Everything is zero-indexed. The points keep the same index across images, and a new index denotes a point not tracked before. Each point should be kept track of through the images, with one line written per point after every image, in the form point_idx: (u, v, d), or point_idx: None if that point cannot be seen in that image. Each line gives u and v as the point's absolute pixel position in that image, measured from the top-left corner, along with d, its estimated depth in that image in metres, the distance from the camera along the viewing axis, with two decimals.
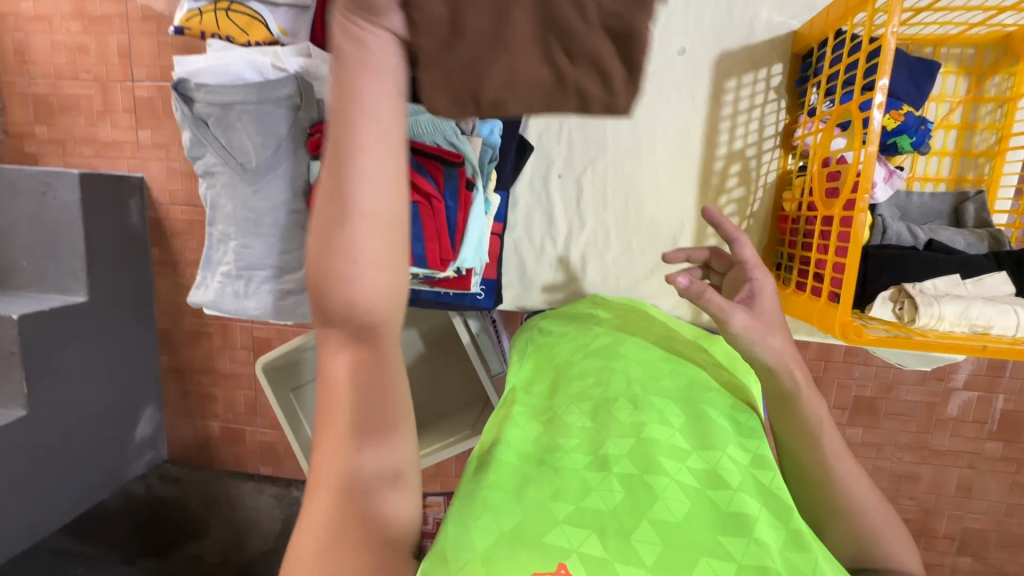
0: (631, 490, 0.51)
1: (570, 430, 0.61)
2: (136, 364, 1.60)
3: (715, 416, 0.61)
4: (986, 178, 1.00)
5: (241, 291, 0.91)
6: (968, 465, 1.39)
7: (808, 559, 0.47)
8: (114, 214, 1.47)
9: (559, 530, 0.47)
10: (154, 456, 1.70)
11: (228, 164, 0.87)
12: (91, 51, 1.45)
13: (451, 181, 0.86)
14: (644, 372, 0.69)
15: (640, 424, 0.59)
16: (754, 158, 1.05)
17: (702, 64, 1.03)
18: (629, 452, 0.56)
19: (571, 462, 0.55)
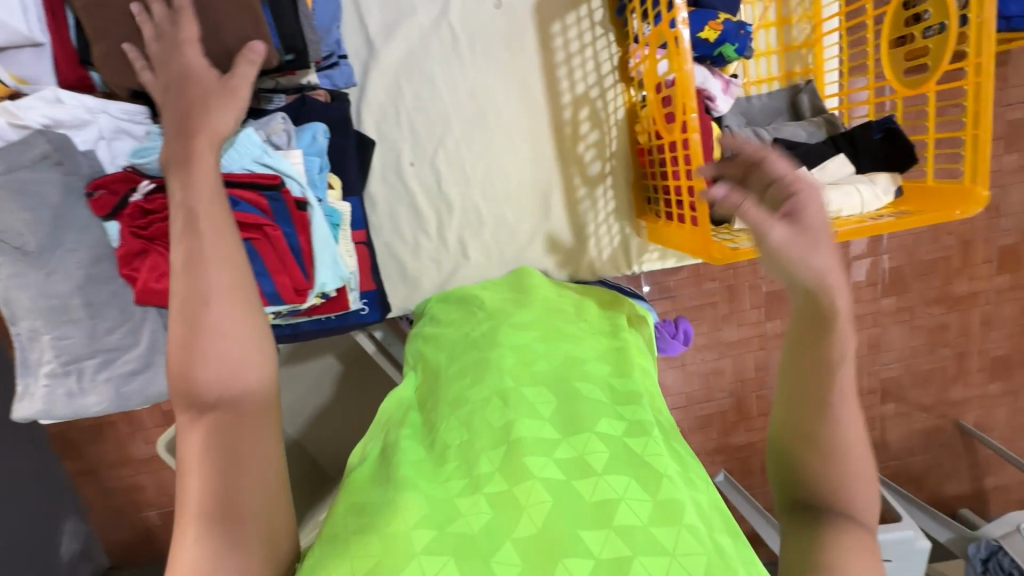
0: (498, 506, 0.49)
1: (448, 452, 0.58)
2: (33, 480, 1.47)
3: (586, 396, 0.61)
4: (812, 68, 1.03)
5: (75, 389, 0.78)
6: (873, 324, 1.47)
7: (672, 531, 0.46)
8: None
9: (416, 562, 0.43)
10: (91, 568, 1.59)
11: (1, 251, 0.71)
12: None
13: (277, 203, 0.77)
14: (518, 361, 0.68)
15: (512, 422, 0.57)
16: (599, 98, 1.03)
17: (521, 13, 0.98)
18: (500, 466, 0.53)
19: (446, 491, 0.52)
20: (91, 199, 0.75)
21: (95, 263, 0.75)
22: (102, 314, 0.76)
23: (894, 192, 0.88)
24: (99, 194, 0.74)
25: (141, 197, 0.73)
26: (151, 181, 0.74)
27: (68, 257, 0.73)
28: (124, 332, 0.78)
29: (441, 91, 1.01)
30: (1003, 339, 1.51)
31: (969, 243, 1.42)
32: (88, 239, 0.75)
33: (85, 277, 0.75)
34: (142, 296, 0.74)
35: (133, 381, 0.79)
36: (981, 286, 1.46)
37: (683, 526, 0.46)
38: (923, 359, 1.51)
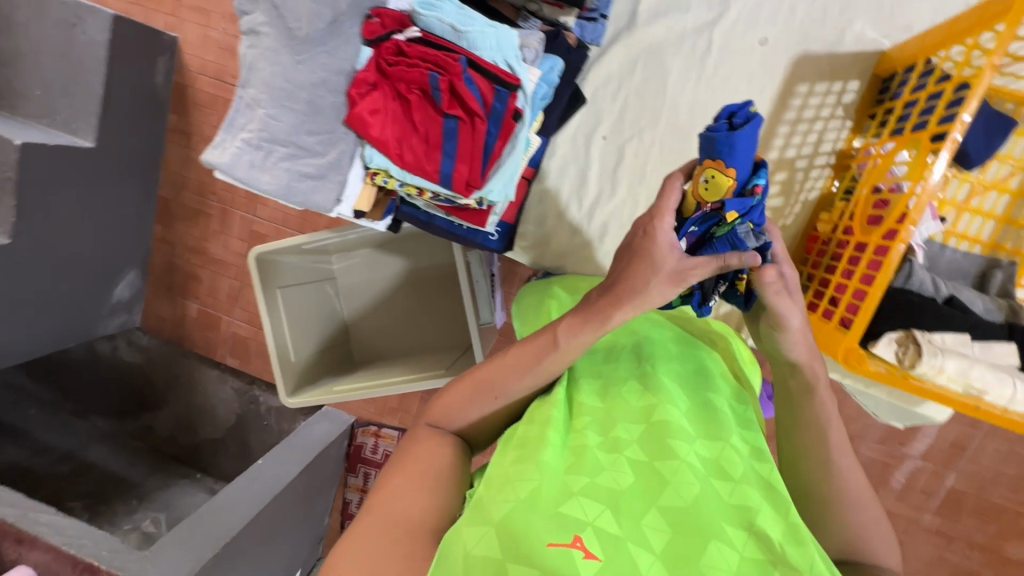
0: (642, 475, 0.56)
1: (582, 412, 0.64)
2: (132, 225, 1.75)
3: (720, 405, 0.67)
4: (1023, 252, 0.97)
5: (257, 162, 0.87)
6: (902, 529, 1.43)
7: (806, 552, 0.52)
8: (144, 68, 1.57)
9: (574, 502, 0.51)
10: (127, 319, 1.86)
11: (276, 26, 0.81)
12: None
13: (500, 104, 0.82)
14: (655, 354, 0.73)
15: (652, 406, 0.64)
16: (803, 171, 1.02)
17: (780, 60, 1.00)
18: (641, 438, 0.60)
19: (587, 441, 0.59)
20: (365, 22, 0.84)
21: (334, 73, 0.84)
22: (314, 116, 0.85)
23: None
24: (374, 20, 0.83)
25: (403, 40, 0.83)
26: (418, 31, 0.82)
27: (319, 58, 0.82)
28: (322, 139, 0.86)
29: (669, 88, 1.03)
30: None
31: None
32: (349, 52, 0.83)
33: (321, 80, 0.83)
34: (353, 118, 0.84)
35: (301, 182, 0.88)
36: None
37: (813, 552, 0.52)
38: None
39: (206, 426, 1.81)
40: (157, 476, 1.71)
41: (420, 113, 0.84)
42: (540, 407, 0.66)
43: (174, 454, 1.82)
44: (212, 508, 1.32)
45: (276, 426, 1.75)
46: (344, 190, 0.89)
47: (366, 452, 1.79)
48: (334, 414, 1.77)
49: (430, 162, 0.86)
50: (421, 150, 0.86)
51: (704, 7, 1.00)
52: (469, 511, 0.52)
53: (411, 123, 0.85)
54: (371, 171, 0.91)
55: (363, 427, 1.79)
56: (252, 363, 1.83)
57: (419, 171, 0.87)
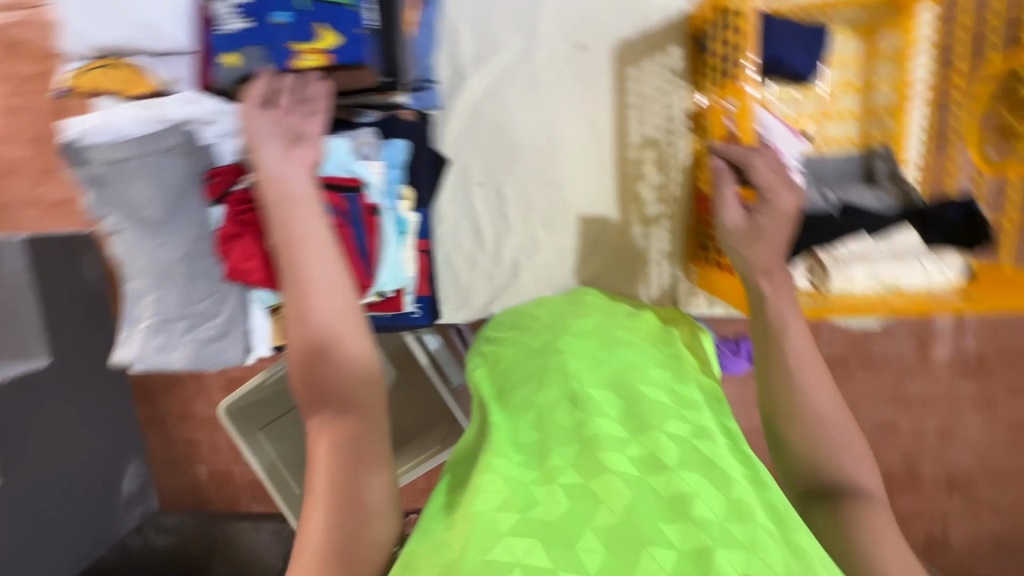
0: (575, 496, 0.55)
1: (518, 449, 0.65)
2: (116, 422, 1.74)
3: (655, 397, 0.68)
4: (893, 135, 1.00)
5: (164, 344, 0.90)
6: (946, 410, 1.42)
7: (747, 527, 0.51)
8: (71, 274, 1.56)
9: (502, 547, 0.49)
10: (145, 508, 1.84)
11: (131, 221, 0.85)
12: (21, 112, 1.55)
13: (354, 207, 0.86)
14: (582, 365, 0.74)
15: (583, 422, 0.64)
16: (667, 142, 1.06)
17: (602, 57, 1.04)
18: (574, 458, 0.60)
19: (520, 481, 0.59)
20: (204, 185, 0.86)
21: (198, 240, 0.87)
22: (198, 284, 0.88)
23: (964, 272, 0.83)
24: (214, 181, 0.85)
25: (245, 188, 0.85)
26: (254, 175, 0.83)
27: (179, 233, 0.85)
28: (211, 301, 0.89)
29: (517, 120, 1.08)
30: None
31: None
32: (197, 219, 0.86)
33: (188, 251, 0.86)
34: (231, 272, 0.87)
35: (210, 346, 0.90)
36: None
37: (757, 526, 0.51)
38: (1000, 456, 1.44)
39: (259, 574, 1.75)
40: None
41: None
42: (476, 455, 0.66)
43: None
44: None
45: None
46: (251, 337, 0.92)
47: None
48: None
49: None
50: None
51: (516, 38, 1.05)
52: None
53: None
54: (272, 308, 0.94)
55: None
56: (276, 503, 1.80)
57: None
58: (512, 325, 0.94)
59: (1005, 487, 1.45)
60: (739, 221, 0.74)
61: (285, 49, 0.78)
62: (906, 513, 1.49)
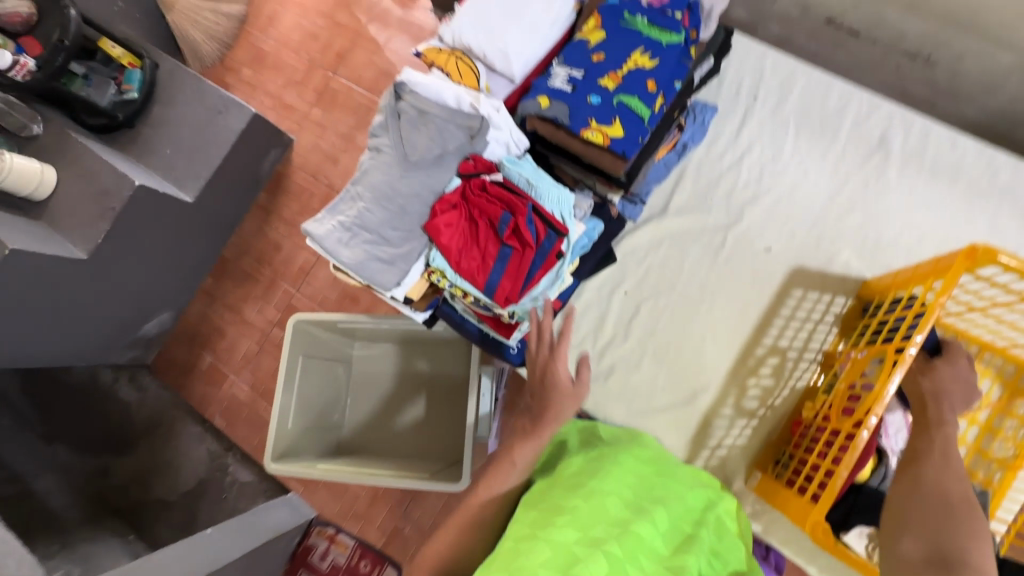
0: (613, 571, 0.60)
1: (565, 511, 0.69)
2: (185, 274, 1.89)
3: (698, 541, 0.71)
4: (995, 485, 1.02)
5: (344, 240, 1.06)
6: None
7: None
8: (261, 154, 1.85)
9: None
10: (138, 354, 1.93)
11: (396, 149, 1.06)
12: (319, 42, 1.99)
13: (548, 244, 1.03)
14: (636, 480, 0.79)
15: (629, 520, 0.69)
16: (792, 360, 1.17)
17: (780, 266, 1.20)
18: (616, 538, 0.65)
19: (565, 538, 0.64)
20: (464, 161, 1.08)
21: (427, 191, 1.06)
22: (402, 217, 1.06)
23: None
24: (470, 162, 1.07)
25: (489, 180, 1.06)
26: (501, 177, 1.06)
27: (420, 178, 1.06)
28: (402, 234, 1.06)
29: (686, 267, 1.24)
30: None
31: None
32: (439, 179, 1.06)
33: (416, 194, 1.06)
34: (430, 225, 1.05)
35: (373, 264, 1.06)
36: None
37: None
38: None
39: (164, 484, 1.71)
40: (88, 525, 1.57)
41: (486, 237, 1.05)
42: (521, 518, 0.71)
43: (118, 508, 1.69)
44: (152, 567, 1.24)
45: (234, 501, 1.66)
46: (405, 277, 1.07)
47: (314, 556, 1.71)
48: (296, 503, 1.67)
49: (481, 274, 1.05)
50: (474, 262, 1.05)
51: (722, 213, 1.24)
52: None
53: (476, 241, 1.05)
54: (429, 269, 1.09)
55: (322, 526, 1.73)
56: (236, 430, 1.88)
57: (471, 278, 1.05)
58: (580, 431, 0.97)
59: None
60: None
61: (581, 120, 1.03)
62: None
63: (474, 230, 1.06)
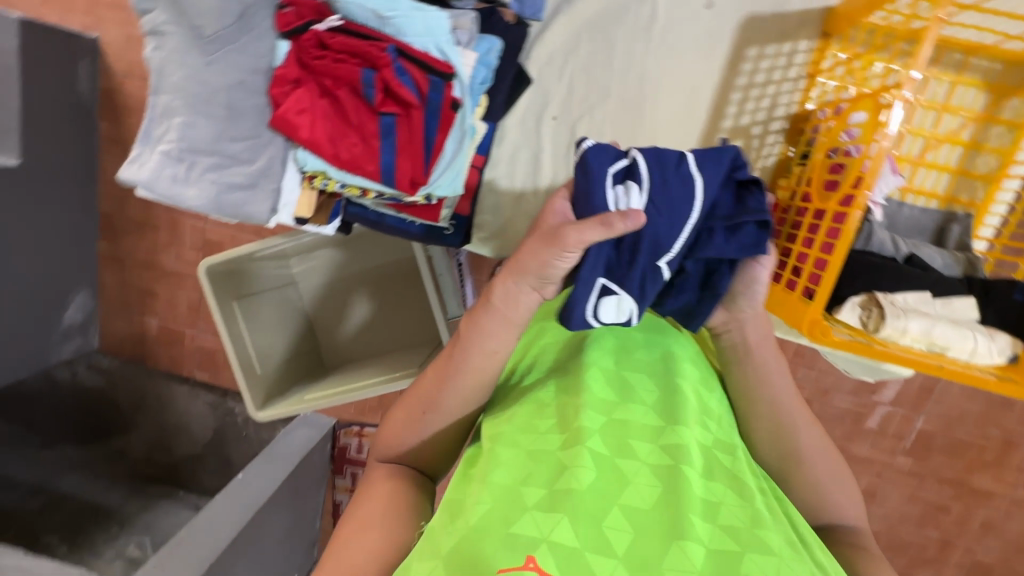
0: (603, 470, 0.52)
1: (547, 412, 0.60)
2: (74, 246, 1.60)
3: (687, 391, 0.63)
4: (978, 204, 0.97)
5: (180, 176, 0.80)
6: (876, 474, 1.48)
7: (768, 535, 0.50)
8: (65, 75, 1.40)
9: (528, 517, 0.48)
10: (83, 343, 1.71)
11: (181, 25, 0.74)
12: None
13: (435, 94, 0.77)
14: (617, 345, 0.68)
15: (613, 401, 0.60)
16: (758, 138, 1.00)
17: (726, 24, 0.96)
18: (602, 429, 0.56)
19: (547, 446, 0.55)
20: (278, 13, 0.77)
21: (252, 73, 0.77)
22: (237, 121, 0.78)
23: (1009, 357, 0.82)
24: (287, 11, 0.76)
25: (323, 31, 0.76)
26: (340, 20, 0.76)
27: (233, 58, 0.75)
28: (248, 145, 0.79)
29: (614, 63, 0.99)
30: (1000, 542, 1.48)
31: (1009, 443, 1.40)
32: (262, 48, 0.76)
33: (238, 82, 0.76)
34: (278, 120, 0.77)
35: (233, 194, 0.81)
36: (999, 490, 1.44)
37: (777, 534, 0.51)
38: (907, 528, 1.51)
39: (184, 443, 1.69)
40: (136, 498, 1.65)
41: (354, 111, 0.78)
42: (501, 418, 0.62)
43: (152, 475, 1.71)
44: (196, 529, 1.22)
45: (257, 435, 1.64)
46: (280, 199, 0.83)
47: (351, 452, 1.65)
48: (315, 418, 1.62)
49: (368, 160, 0.80)
50: (354, 147, 0.79)
51: None
52: (421, 546, 0.50)
53: (344, 121, 0.79)
54: (307, 174, 0.84)
55: (347, 428, 1.65)
56: (221, 375, 1.70)
57: (358, 170, 0.81)
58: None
59: (899, 554, 1.53)
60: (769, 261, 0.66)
61: None
62: None
63: (334, 107, 0.79)
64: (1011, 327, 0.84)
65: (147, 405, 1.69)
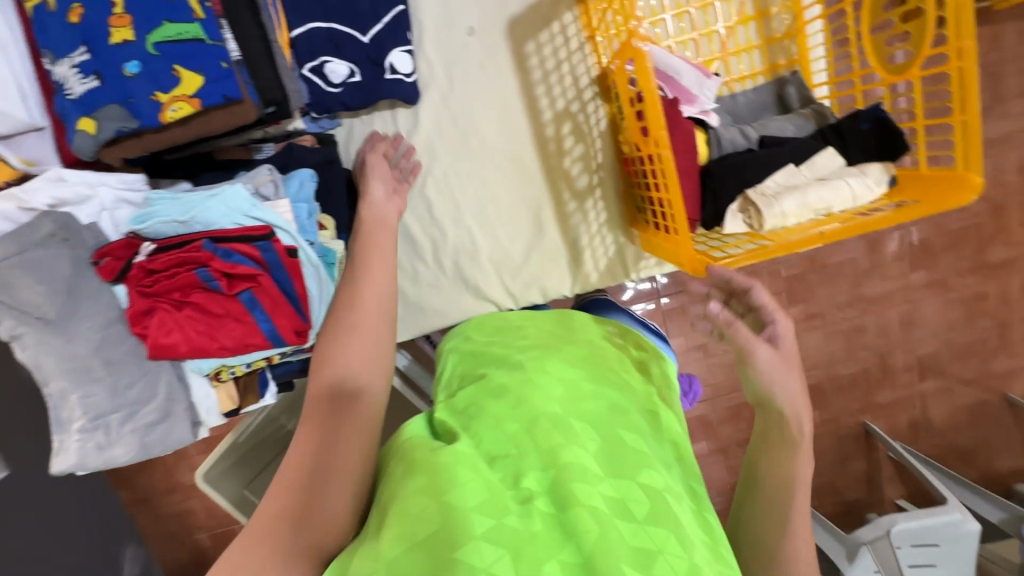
0: (547, 523, 0.47)
1: (505, 456, 0.55)
2: None
3: (629, 440, 0.57)
4: (797, 59, 1.00)
5: (104, 442, 0.84)
6: (904, 300, 1.42)
7: None
8: None
9: (473, 546, 0.44)
10: None
11: (27, 324, 0.76)
12: None
13: (270, 254, 0.81)
14: (565, 392, 0.63)
15: (558, 445, 0.54)
16: (580, 112, 1.04)
17: (495, 37, 1.00)
18: (548, 482, 0.51)
19: (500, 491, 0.51)
20: (96, 268, 0.79)
21: (108, 324, 0.80)
22: (121, 372, 0.81)
23: (889, 182, 0.84)
24: (104, 262, 0.78)
25: (145, 259, 0.78)
26: (152, 244, 0.79)
27: (84, 324, 0.78)
28: (142, 385, 0.83)
29: (422, 122, 1.03)
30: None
31: (1000, 209, 1.35)
32: (103, 303, 0.79)
33: (102, 339, 0.79)
34: (155, 350, 0.80)
35: (154, 431, 0.85)
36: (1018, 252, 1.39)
37: None
38: (960, 332, 1.45)
39: None
40: None
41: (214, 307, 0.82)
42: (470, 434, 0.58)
43: None
44: None
45: None
46: (197, 410, 0.89)
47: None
48: None
49: (253, 335, 0.83)
50: (235, 330, 0.82)
51: None
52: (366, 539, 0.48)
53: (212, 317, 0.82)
54: (212, 372, 0.89)
55: None
56: None
57: (251, 347, 0.84)
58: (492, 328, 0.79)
59: (969, 359, 1.46)
60: (773, 355, 0.60)
61: (149, 103, 0.71)
62: (888, 406, 1.50)
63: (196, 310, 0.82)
64: (879, 154, 0.85)
65: None
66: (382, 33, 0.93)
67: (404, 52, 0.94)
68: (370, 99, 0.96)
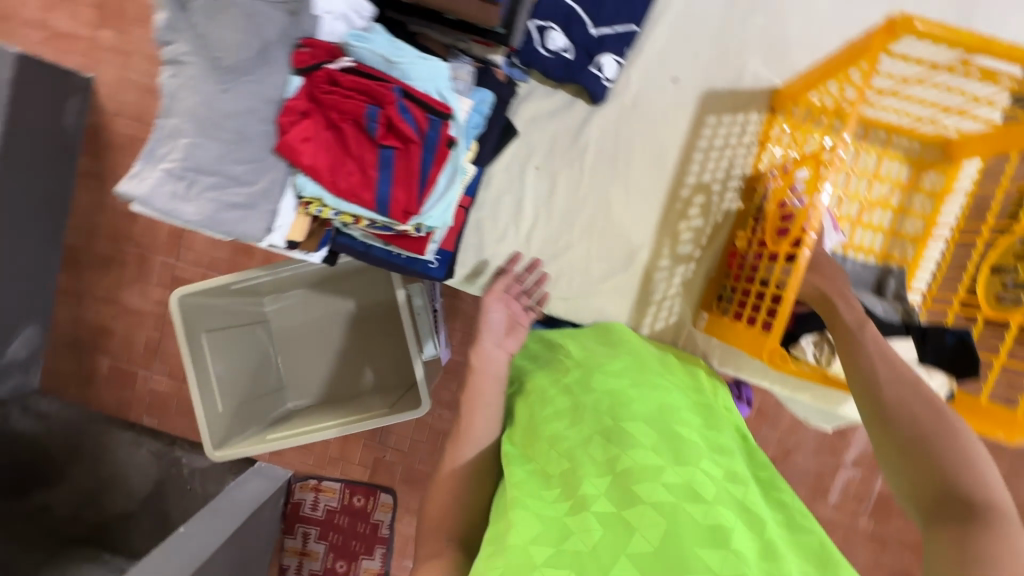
0: (610, 527, 0.55)
1: (552, 482, 0.63)
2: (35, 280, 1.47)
3: (686, 435, 0.66)
4: (909, 260, 1.11)
5: (179, 193, 0.82)
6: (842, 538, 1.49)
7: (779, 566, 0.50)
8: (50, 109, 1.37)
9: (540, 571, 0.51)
10: (24, 382, 1.52)
11: (201, 56, 0.79)
12: None
13: (433, 132, 0.85)
14: (614, 400, 0.73)
15: (617, 455, 0.62)
16: (717, 194, 1.12)
17: (690, 95, 1.10)
18: (608, 487, 0.59)
19: (558, 511, 0.58)
20: (295, 50, 0.84)
21: (265, 101, 0.83)
22: (243, 145, 0.82)
23: (948, 393, 0.91)
24: (303, 50, 0.83)
25: (336, 69, 0.83)
26: (351, 61, 0.85)
27: (247, 87, 0.81)
28: (251, 168, 0.84)
29: (591, 123, 1.11)
30: None
31: None
32: (275, 81, 0.83)
33: (249, 109, 0.81)
34: (282, 145, 0.83)
35: (229, 213, 0.85)
36: None
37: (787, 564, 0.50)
38: None
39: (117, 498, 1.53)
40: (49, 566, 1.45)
41: (354, 142, 0.84)
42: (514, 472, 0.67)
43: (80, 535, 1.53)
44: None
45: (201, 490, 1.51)
46: (276, 220, 0.88)
47: (306, 509, 1.55)
48: (269, 469, 1.53)
49: (366, 190, 0.86)
50: (352, 177, 0.85)
51: None
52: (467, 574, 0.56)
53: (344, 150, 0.85)
54: (304, 200, 0.90)
55: (302, 481, 1.54)
56: (173, 423, 1.58)
57: (354, 198, 0.86)
58: (545, 365, 0.88)
59: None
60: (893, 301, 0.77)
61: None
62: None
63: (337, 137, 0.85)
64: (951, 365, 0.92)
65: (83, 452, 1.53)
66: (608, 36, 1.02)
67: (615, 60, 1.03)
68: (568, 77, 1.05)
